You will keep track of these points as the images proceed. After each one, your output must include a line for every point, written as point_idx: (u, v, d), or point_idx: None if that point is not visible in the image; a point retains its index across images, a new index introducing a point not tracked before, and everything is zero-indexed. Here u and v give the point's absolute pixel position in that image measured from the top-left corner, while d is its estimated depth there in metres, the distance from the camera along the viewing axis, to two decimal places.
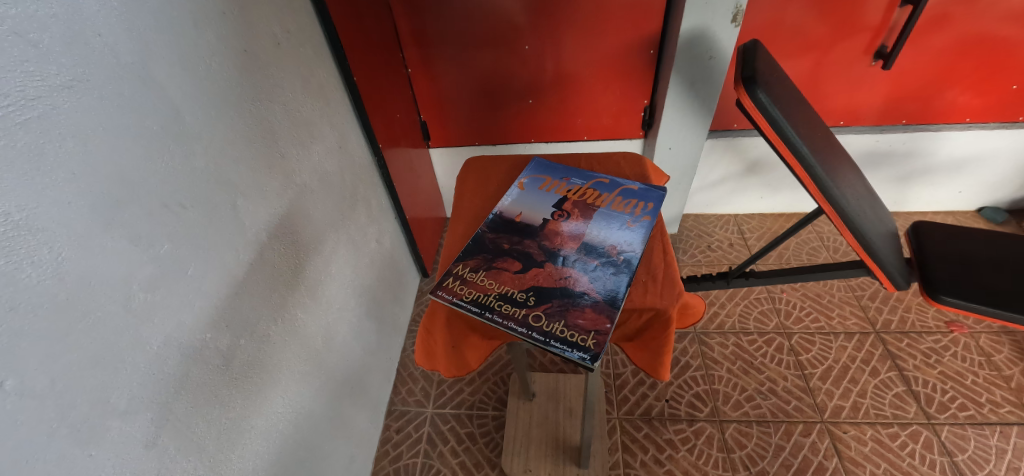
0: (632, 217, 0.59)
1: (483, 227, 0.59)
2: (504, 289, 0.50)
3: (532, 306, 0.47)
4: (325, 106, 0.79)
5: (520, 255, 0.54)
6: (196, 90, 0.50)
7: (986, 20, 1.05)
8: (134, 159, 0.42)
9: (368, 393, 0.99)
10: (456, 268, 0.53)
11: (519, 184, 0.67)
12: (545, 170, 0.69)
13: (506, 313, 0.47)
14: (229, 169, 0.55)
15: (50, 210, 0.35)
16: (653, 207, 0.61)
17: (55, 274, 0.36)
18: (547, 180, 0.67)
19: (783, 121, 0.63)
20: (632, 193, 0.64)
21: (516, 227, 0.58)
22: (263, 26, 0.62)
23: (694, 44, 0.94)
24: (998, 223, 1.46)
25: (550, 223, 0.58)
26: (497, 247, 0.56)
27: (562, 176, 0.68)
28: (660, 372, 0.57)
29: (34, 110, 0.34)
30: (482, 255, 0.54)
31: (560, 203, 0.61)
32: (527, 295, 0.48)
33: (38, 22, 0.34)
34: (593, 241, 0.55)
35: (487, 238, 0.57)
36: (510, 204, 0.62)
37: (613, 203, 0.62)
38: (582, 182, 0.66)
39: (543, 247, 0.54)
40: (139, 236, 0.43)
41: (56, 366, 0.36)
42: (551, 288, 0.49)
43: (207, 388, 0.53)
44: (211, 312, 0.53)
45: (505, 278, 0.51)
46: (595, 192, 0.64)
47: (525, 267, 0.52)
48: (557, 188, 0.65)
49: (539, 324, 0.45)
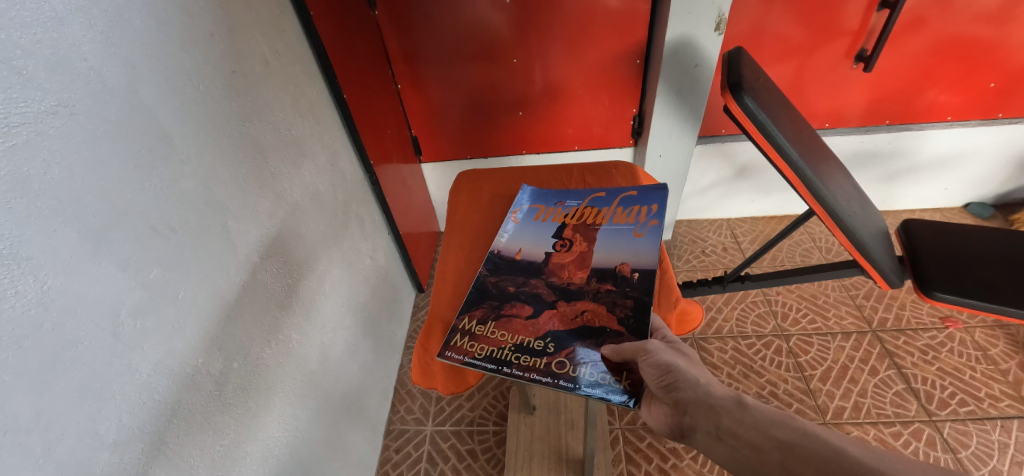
0: (639, 226, 0.59)
1: (484, 271, 0.59)
2: (519, 339, 0.48)
3: (553, 353, 0.46)
4: (316, 124, 0.79)
5: (530, 297, 0.53)
6: (185, 113, 0.50)
7: (959, 20, 1.08)
8: (122, 183, 0.42)
9: (366, 414, 0.98)
10: (462, 324, 0.52)
11: (514, 217, 0.67)
12: (537, 198, 0.70)
13: (527, 364, 0.45)
14: (219, 191, 0.55)
15: (33, 238, 0.35)
16: (658, 207, 0.61)
17: (39, 303, 0.35)
18: (540, 209, 0.67)
19: (770, 124, 0.64)
20: (633, 201, 0.64)
21: (520, 266, 0.58)
22: (252, 47, 0.62)
23: (680, 53, 0.95)
24: (985, 218, 1.49)
25: (553, 256, 0.58)
26: (502, 291, 0.56)
27: (555, 202, 0.68)
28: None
29: (18, 137, 0.33)
30: (488, 304, 0.54)
31: (560, 231, 0.62)
32: (544, 342, 0.47)
33: (22, 49, 0.34)
34: (604, 266, 0.55)
35: (490, 282, 0.57)
36: (508, 242, 0.63)
37: (616, 216, 0.62)
38: (578, 203, 0.66)
39: (553, 284, 0.54)
40: (127, 262, 0.42)
41: (41, 398, 0.35)
42: (569, 331, 0.48)
43: (200, 415, 0.51)
44: (203, 336, 0.52)
45: (518, 326, 0.50)
46: (594, 209, 0.64)
47: (536, 310, 0.51)
48: (554, 214, 0.65)
49: (565, 369, 0.44)
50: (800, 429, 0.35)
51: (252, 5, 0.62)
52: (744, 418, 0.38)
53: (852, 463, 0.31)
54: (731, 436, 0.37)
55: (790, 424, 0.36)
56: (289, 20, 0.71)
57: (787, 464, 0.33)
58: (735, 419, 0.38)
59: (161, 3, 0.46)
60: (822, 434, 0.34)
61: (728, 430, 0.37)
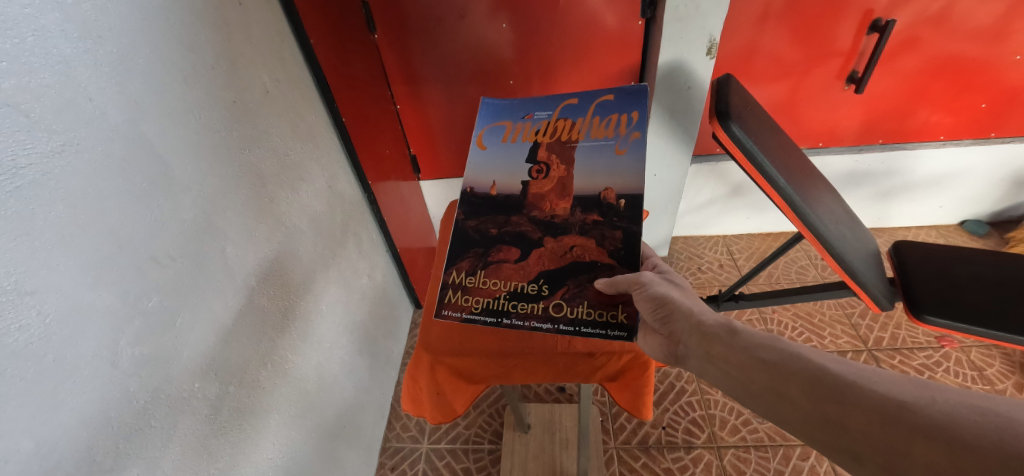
0: (620, 141, 0.58)
1: (461, 215, 0.59)
2: (512, 286, 0.54)
3: (548, 296, 0.53)
4: (315, 147, 0.81)
5: (514, 237, 0.57)
6: (186, 144, 0.52)
7: (951, 41, 1.09)
8: (124, 216, 0.44)
9: (361, 432, 0.98)
10: (452, 278, 0.56)
11: (480, 141, 0.63)
12: (501, 114, 0.65)
13: (526, 312, 0.52)
14: (218, 218, 0.56)
15: (38, 273, 0.36)
16: (638, 115, 0.59)
17: (41, 336, 0.37)
18: (507, 126, 0.64)
19: (758, 151, 0.66)
20: (609, 107, 0.61)
21: (499, 203, 0.59)
22: (253, 77, 0.64)
23: (672, 76, 0.97)
24: (980, 235, 1.52)
25: (532, 186, 0.59)
26: (484, 234, 0.58)
27: (523, 115, 0.64)
28: (643, 411, 0.60)
29: (24, 178, 0.35)
30: (474, 253, 0.57)
31: (535, 153, 0.61)
32: (538, 285, 0.54)
33: (30, 93, 0.35)
34: (586, 194, 0.57)
35: (469, 227, 0.59)
36: (478, 173, 0.61)
37: (594, 129, 0.60)
38: (548, 114, 0.63)
39: (536, 221, 0.57)
40: (127, 292, 0.44)
41: (40, 427, 0.36)
42: (558, 271, 0.54)
43: (195, 440, 0.52)
44: (201, 361, 0.53)
45: (509, 273, 0.55)
46: (568, 121, 0.61)
47: (524, 252, 0.56)
48: (524, 133, 0.63)
49: (562, 312, 0.52)
50: (786, 348, 0.40)
51: (253, 37, 0.64)
52: (734, 343, 0.42)
53: (834, 378, 0.35)
54: (721, 358, 0.42)
55: (777, 346, 0.40)
56: (290, 49, 0.73)
57: (771, 378, 0.38)
58: (726, 344, 0.42)
59: (163, 41, 0.48)
60: (806, 353, 0.38)
61: (719, 354, 0.42)
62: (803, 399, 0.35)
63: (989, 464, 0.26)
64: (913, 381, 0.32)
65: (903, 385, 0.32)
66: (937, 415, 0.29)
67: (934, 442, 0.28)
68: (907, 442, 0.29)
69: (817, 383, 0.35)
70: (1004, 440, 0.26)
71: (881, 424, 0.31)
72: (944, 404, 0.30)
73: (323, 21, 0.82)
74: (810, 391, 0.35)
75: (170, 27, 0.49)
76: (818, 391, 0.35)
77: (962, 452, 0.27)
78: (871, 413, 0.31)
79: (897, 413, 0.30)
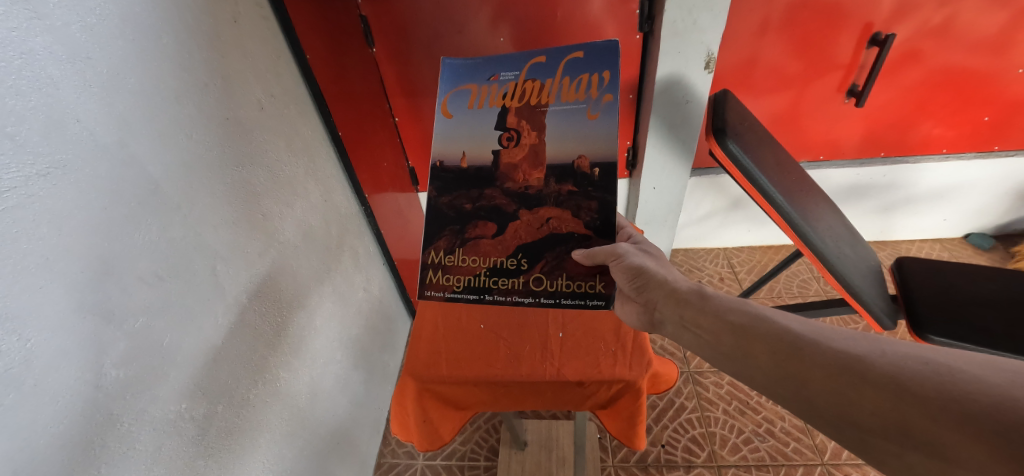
0: (591, 104, 0.57)
1: (434, 192, 0.59)
2: (491, 261, 0.57)
3: (527, 271, 0.56)
4: (311, 162, 0.80)
5: (490, 212, 0.58)
6: (177, 162, 0.51)
7: (953, 54, 1.08)
8: (111, 236, 0.43)
9: (355, 448, 0.97)
10: (430, 257, 0.58)
11: (444, 108, 0.59)
12: (464, 75, 0.60)
13: (507, 287, 0.56)
14: (210, 236, 0.56)
15: (20, 297, 0.36)
16: (609, 76, 0.57)
17: (23, 361, 0.36)
18: (472, 90, 0.60)
19: (754, 169, 0.67)
20: (579, 66, 0.58)
21: (470, 177, 0.59)
22: (248, 94, 0.64)
23: (670, 90, 0.97)
24: (985, 249, 1.51)
25: (504, 154, 0.59)
26: (459, 211, 0.59)
27: (488, 76, 0.60)
28: (636, 441, 0.59)
29: (8, 201, 0.35)
30: (450, 230, 0.58)
31: (503, 119, 0.59)
32: (517, 260, 0.56)
33: (16, 116, 0.35)
34: (560, 163, 0.58)
35: (443, 204, 0.58)
36: (446, 144, 0.59)
37: (564, 92, 0.58)
38: (515, 75, 0.59)
39: (510, 193, 0.58)
40: (112, 313, 0.43)
41: (19, 454, 0.36)
42: (535, 244, 0.57)
43: (183, 462, 0.52)
44: (189, 382, 0.53)
45: (487, 248, 0.57)
46: (536, 83, 0.58)
47: (500, 227, 0.58)
48: (491, 97, 0.59)
49: (542, 285, 0.55)
50: (756, 314, 0.44)
51: (248, 54, 0.64)
52: (709, 309, 0.47)
53: (795, 336, 0.39)
54: (697, 323, 0.47)
55: (745, 309, 0.45)
56: (286, 64, 0.74)
57: (740, 339, 0.43)
58: (701, 310, 0.48)
59: (155, 59, 0.48)
60: (773, 316, 0.43)
61: (695, 319, 0.48)
62: (770, 358, 0.40)
63: (927, 407, 0.30)
64: (868, 337, 0.36)
65: (859, 341, 0.36)
66: (886, 366, 0.33)
67: (881, 390, 0.32)
68: (858, 391, 0.33)
69: (781, 343, 0.40)
70: (942, 386, 0.30)
71: (837, 376, 0.35)
72: (893, 355, 0.34)
73: (319, 36, 0.82)
74: (776, 351, 0.39)
75: (163, 46, 0.49)
76: (782, 350, 0.39)
77: (905, 397, 0.31)
78: (827, 367, 0.36)
79: (850, 366, 0.35)
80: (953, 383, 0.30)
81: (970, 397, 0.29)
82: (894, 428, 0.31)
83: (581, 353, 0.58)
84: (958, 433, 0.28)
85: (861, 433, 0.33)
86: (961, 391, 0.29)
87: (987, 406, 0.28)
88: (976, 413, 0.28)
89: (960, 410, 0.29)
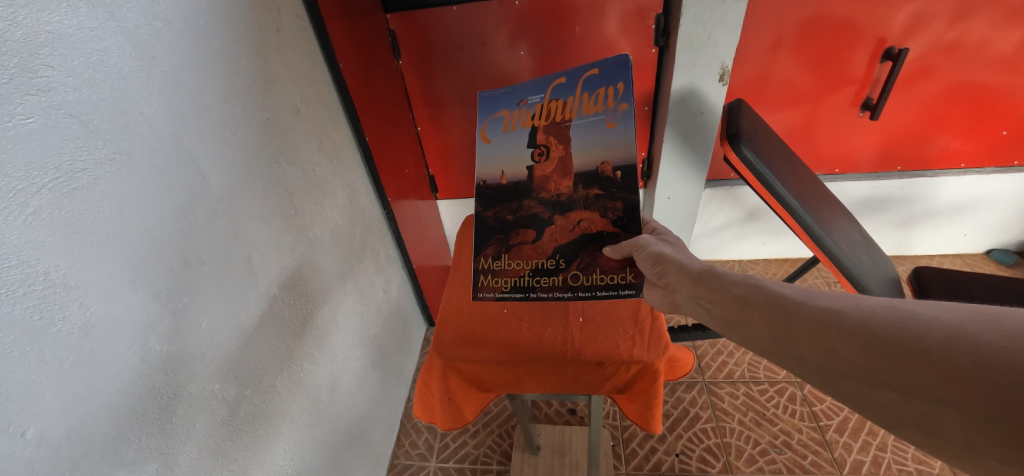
0: (609, 114, 0.59)
1: (479, 207, 0.63)
2: (533, 264, 0.59)
3: (565, 269, 0.58)
4: (339, 164, 0.85)
5: (529, 220, 0.61)
6: (222, 157, 0.55)
7: (968, 70, 1.09)
8: (164, 220, 0.47)
9: (370, 446, 0.98)
10: (480, 264, 0.61)
11: (482, 135, 0.65)
12: (494, 103, 0.66)
13: (549, 285, 0.57)
14: (248, 227, 0.60)
15: (84, 269, 0.39)
16: (624, 87, 0.58)
17: (82, 328, 0.39)
18: (505, 115, 0.65)
19: (766, 171, 0.71)
20: (596, 82, 0.60)
21: (509, 191, 0.63)
22: (285, 97, 0.68)
23: (686, 101, 0.99)
24: (1009, 265, 1.47)
25: (537, 169, 0.61)
26: (502, 222, 0.62)
27: (517, 101, 0.64)
28: (653, 425, 0.59)
29: (80, 181, 0.39)
30: (495, 239, 0.61)
31: (534, 137, 0.62)
32: (556, 261, 0.58)
33: (90, 105, 0.39)
34: (586, 170, 0.59)
35: (488, 217, 0.62)
36: (486, 166, 0.64)
37: (584, 106, 0.60)
38: (540, 97, 0.63)
39: (545, 201, 0.61)
40: (160, 291, 0.46)
41: (73, 415, 0.39)
42: (569, 245, 0.58)
43: (214, 440, 0.54)
44: (223, 363, 0.55)
45: (528, 252, 0.60)
46: (560, 101, 0.61)
47: (538, 232, 0.60)
48: (522, 119, 0.63)
49: (579, 281, 0.56)
50: (757, 284, 0.44)
51: (288, 61, 0.69)
52: (716, 284, 0.47)
53: (787, 300, 0.39)
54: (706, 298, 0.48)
55: (749, 281, 0.45)
56: (320, 71, 0.78)
57: (741, 307, 0.43)
58: (709, 286, 0.48)
59: (207, 61, 0.53)
60: (769, 285, 0.43)
61: (704, 295, 0.48)
62: (764, 322, 0.40)
63: (895, 351, 0.30)
64: (849, 294, 0.36)
65: (841, 298, 0.36)
66: (857, 317, 0.33)
67: (853, 337, 0.33)
68: (833, 340, 0.34)
69: (773, 306, 0.40)
70: (906, 329, 0.30)
71: (818, 331, 0.35)
72: (866, 306, 0.34)
73: (351, 47, 0.87)
74: (769, 314, 0.40)
75: (215, 50, 0.54)
76: (774, 312, 0.40)
77: (874, 343, 0.31)
78: (809, 324, 0.36)
79: (828, 319, 0.35)
80: (914, 325, 0.30)
81: (927, 335, 0.29)
82: (864, 372, 0.31)
83: (601, 336, 0.59)
84: (919, 368, 0.29)
85: (838, 380, 0.33)
86: (922, 331, 0.30)
87: (944, 342, 0.28)
88: (934, 350, 0.29)
89: (919, 348, 0.29)
